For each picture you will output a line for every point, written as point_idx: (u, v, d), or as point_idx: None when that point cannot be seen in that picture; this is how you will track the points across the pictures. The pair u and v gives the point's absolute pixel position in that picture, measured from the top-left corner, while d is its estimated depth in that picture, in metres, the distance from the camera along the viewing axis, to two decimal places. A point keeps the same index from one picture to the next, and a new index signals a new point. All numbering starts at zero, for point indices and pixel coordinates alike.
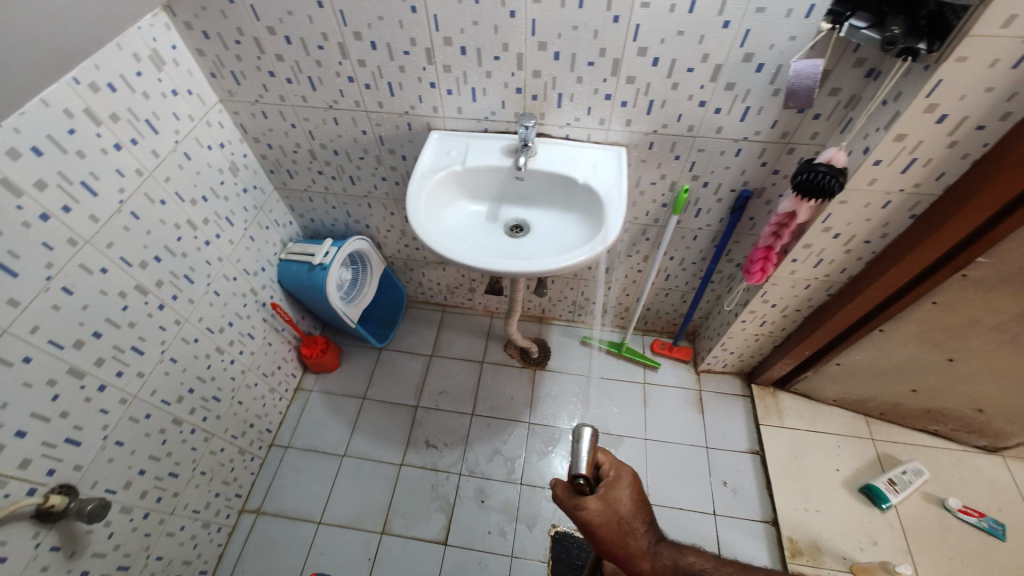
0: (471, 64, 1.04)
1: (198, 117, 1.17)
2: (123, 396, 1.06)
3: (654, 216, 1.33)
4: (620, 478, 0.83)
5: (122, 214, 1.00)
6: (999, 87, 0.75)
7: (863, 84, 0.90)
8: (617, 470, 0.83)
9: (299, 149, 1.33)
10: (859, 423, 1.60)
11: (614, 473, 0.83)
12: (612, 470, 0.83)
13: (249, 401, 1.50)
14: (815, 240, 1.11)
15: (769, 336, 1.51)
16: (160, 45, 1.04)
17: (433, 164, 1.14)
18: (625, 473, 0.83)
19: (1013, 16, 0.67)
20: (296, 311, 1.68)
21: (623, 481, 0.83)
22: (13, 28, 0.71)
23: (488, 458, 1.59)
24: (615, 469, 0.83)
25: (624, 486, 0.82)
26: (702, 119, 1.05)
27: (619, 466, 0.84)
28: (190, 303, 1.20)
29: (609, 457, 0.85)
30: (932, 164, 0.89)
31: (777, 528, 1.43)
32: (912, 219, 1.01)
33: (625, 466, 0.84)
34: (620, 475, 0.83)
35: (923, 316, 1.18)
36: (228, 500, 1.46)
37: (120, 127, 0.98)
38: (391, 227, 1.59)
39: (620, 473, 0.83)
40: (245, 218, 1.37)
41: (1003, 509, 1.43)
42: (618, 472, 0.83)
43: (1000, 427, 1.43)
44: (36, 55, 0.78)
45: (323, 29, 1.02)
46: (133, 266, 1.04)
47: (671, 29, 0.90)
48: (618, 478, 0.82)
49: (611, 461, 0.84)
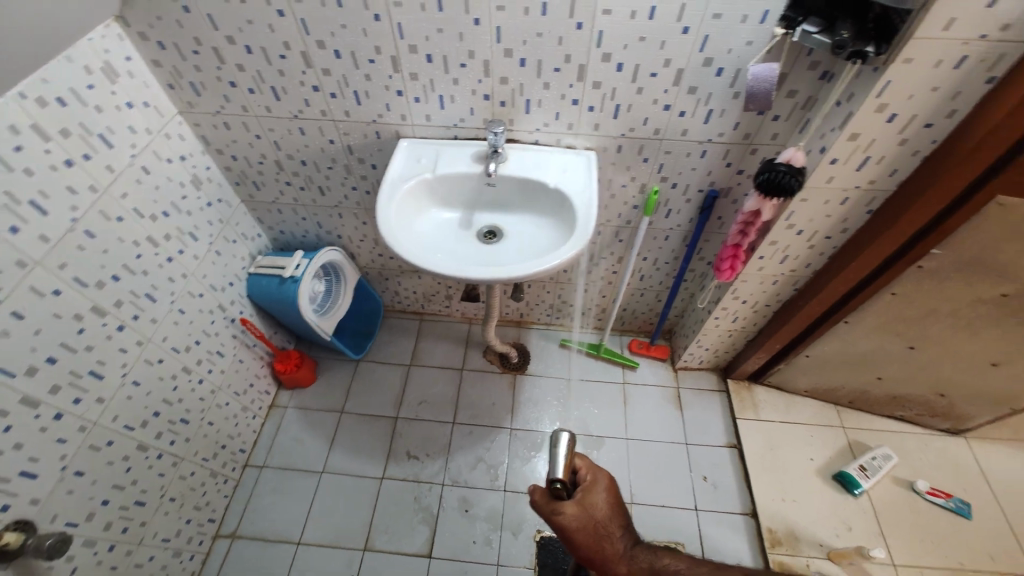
0: (438, 72, 1.04)
1: (156, 130, 1.13)
2: (82, 424, 1.01)
3: (626, 217, 1.35)
4: (596, 482, 0.85)
5: (75, 233, 0.95)
6: (943, 87, 0.79)
7: (818, 86, 0.93)
8: (594, 474, 0.86)
9: (264, 160, 1.30)
10: (830, 413, 1.65)
11: (591, 477, 0.86)
12: (589, 474, 0.86)
13: (220, 421, 1.45)
14: (780, 237, 1.14)
15: (742, 331, 1.54)
16: (112, 57, 1.00)
17: (402, 173, 1.12)
18: (602, 477, 0.86)
19: (951, 20, 0.70)
20: (267, 326, 1.63)
21: (599, 486, 0.85)
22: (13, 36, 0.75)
23: (471, 467, 1.58)
24: (592, 473, 0.86)
25: (601, 490, 0.84)
26: (668, 123, 1.07)
27: (596, 471, 0.86)
28: (153, 324, 1.16)
29: (586, 462, 0.88)
30: (886, 161, 0.93)
31: (757, 519, 1.46)
32: (870, 214, 1.05)
33: (601, 470, 0.86)
34: (597, 480, 0.85)
35: (884, 307, 1.22)
36: (201, 525, 1.41)
37: (72, 143, 0.94)
38: (364, 237, 1.57)
39: (597, 476, 0.86)
40: (210, 233, 1.33)
41: (967, 489, 1.50)
42: (594, 476, 0.86)
43: (961, 410, 1.49)
44: (30, 58, 0.82)
45: (285, 38, 1.00)
46: (89, 286, 0.99)
47: (633, 35, 0.92)
48: (595, 482, 0.85)
49: (588, 466, 0.87)
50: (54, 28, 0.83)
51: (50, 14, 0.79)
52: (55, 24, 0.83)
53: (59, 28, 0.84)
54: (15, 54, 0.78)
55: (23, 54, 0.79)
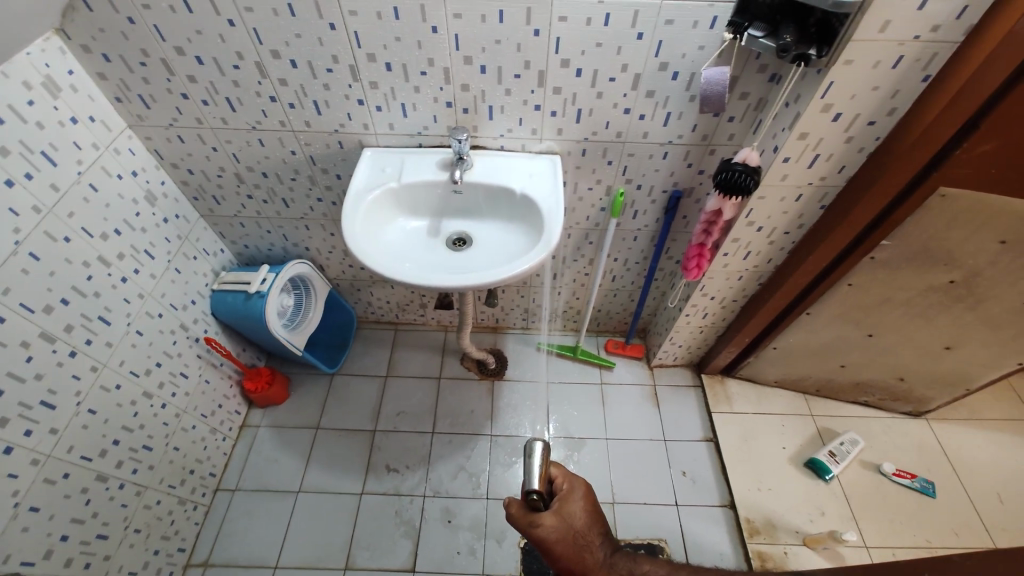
0: (398, 81, 1.03)
1: (103, 145, 1.08)
2: (33, 457, 0.95)
3: (595, 219, 1.36)
4: (573, 491, 0.86)
5: (18, 255, 0.91)
6: (883, 86, 0.83)
7: (768, 87, 0.97)
8: (570, 483, 0.88)
9: (223, 173, 1.27)
10: (800, 402, 1.70)
11: (568, 486, 0.87)
12: (566, 484, 0.87)
13: (187, 445, 1.40)
14: (741, 234, 1.17)
15: (712, 326, 1.57)
16: (54, 71, 0.96)
17: (367, 182, 1.11)
18: (578, 486, 0.87)
19: (886, 22, 0.74)
20: (235, 344, 1.58)
21: (576, 494, 0.86)
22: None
23: (452, 476, 1.56)
24: (568, 482, 0.88)
25: (578, 499, 0.86)
26: (629, 126, 1.09)
27: (572, 480, 0.88)
28: (109, 347, 1.11)
29: (562, 471, 0.89)
30: (834, 158, 0.96)
31: (735, 510, 1.49)
32: (824, 209, 1.09)
33: (577, 479, 0.88)
34: (573, 489, 0.87)
35: (843, 298, 1.27)
36: (170, 555, 1.35)
37: (12, 161, 0.89)
38: (332, 248, 1.54)
39: (573, 485, 0.87)
40: (167, 250, 1.28)
41: (930, 468, 1.56)
42: (571, 484, 0.87)
43: (920, 392, 1.56)
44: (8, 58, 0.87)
45: (238, 48, 0.98)
46: (37, 311, 0.95)
47: (590, 41, 0.93)
48: (572, 491, 0.86)
49: (564, 475, 0.89)
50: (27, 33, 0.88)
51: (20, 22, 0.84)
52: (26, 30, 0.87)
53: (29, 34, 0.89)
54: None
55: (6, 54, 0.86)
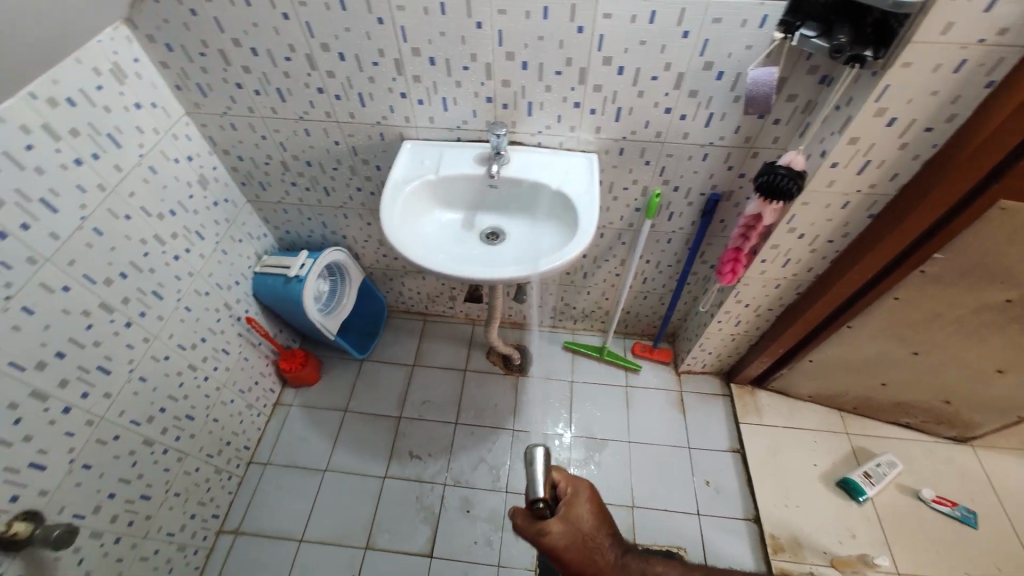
0: (441, 75, 1.05)
1: (163, 130, 1.15)
2: (89, 417, 1.03)
3: (629, 220, 1.35)
4: (578, 495, 0.82)
5: (84, 230, 0.98)
6: (943, 91, 0.79)
7: (817, 90, 0.93)
8: (574, 487, 0.83)
9: (270, 160, 1.32)
10: (834, 418, 1.64)
11: (572, 490, 0.83)
12: (569, 488, 0.83)
13: (225, 417, 1.47)
14: (781, 240, 1.14)
15: (744, 335, 1.53)
16: (121, 59, 1.03)
17: (406, 174, 1.14)
18: (583, 489, 0.83)
19: (949, 24, 0.70)
20: (273, 325, 1.65)
21: (582, 498, 0.82)
22: (67, 32, 0.87)
23: (473, 467, 1.58)
24: (572, 486, 0.83)
25: (584, 502, 0.82)
26: (669, 126, 1.08)
27: (576, 484, 0.83)
28: (160, 320, 1.18)
29: (565, 475, 0.85)
30: (886, 165, 0.92)
31: (759, 525, 1.45)
32: (871, 218, 1.05)
33: (582, 482, 0.83)
34: (578, 492, 0.82)
35: (888, 311, 1.21)
36: (205, 521, 1.43)
37: (81, 142, 0.96)
38: (368, 237, 1.58)
39: (578, 489, 0.83)
40: (216, 232, 1.35)
41: (974, 498, 1.48)
42: (575, 488, 0.83)
43: (967, 417, 1.48)
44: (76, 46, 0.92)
45: (291, 41, 1.02)
46: (98, 283, 1.02)
47: (633, 39, 0.92)
48: (577, 496, 0.82)
49: (566, 479, 0.84)
50: (94, 23, 0.93)
51: (89, 13, 0.89)
52: (94, 21, 0.93)
53: (96, 25, 0.95)
54: (68, 42, 0.89)
55: (74, 44, 0.91)
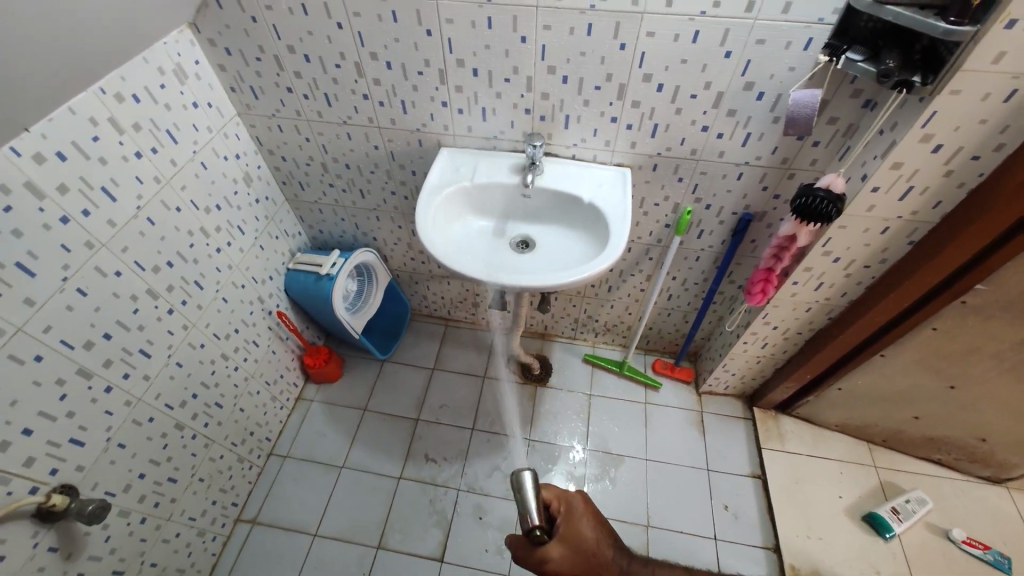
0: (482, 86, 1.08)
1: (216, 128, 1.21)
2: (128, 398, 1.07)
3: (658, 235, 1.35)
4: (573, 510, 0.79)
5: (138, 219, 1.03)
6: (992, 120, 0.77)
7: (860, 113, 0.93)
8: (568, 502, 0.79)
9: (312, 162, 1.37)
10: (861, 450, 1.59)
11: (567, 506, 0.79)
12: (563, 505, 0.79)
13: (251, 408, 1.51)
14: (815, 263, 1.12)
15: (770, 358, 1.51)
16: (184, 60, 1.09)
17: (442, 179, 1.17)
18: (577, 502, 0.79)
19: (1002, 53, 0.70)
20: (300, 320, 1.70)
21: (577, 512, 0.79)
22: (137, 33, 0.92)
23: (486, 475, 1.59)
24: (565, 502, 0.79)
25: (581, 516, 0.79)
26: (705, 144, 1.08)
27: (569, 499, 0.80)
28: (199, 309, 1.23)
29: (556, 492, 0.80)
30: (929, 192, 0.91)
31: (778, 554, 1.41)
32: (911, 246, 1.03)
33: (574, 496, 0.80)
34: (572, 507, 0.79)
35: (923, 341, 1.19)
36: (225, 508, 1.46)
37: (142, 136, 1.02)
38: (398, 240, 1.62)
39: (571, 505, 0.79)
40: (256, 227, 1.40)
41: (1008, 542, 1.41)
42: (569, 505, 0.79)
43: (1004, 457, 1.42)
44: (144, 45, 0.98)
45: (342, 49, 1.06)
46: (147, 270, 1.07)
47: (675, 57, 0.94)
48: (573, 510, 0.79)
49: (558, 495, 0.80)
50: (159, 27, 0.99)
51: (156, 16, 0.95)
52: (160, 25, 0.98)
53: (163, 28, 1.00)
54: (137, 41, 0.94)
55: (141, 45, 0.97)
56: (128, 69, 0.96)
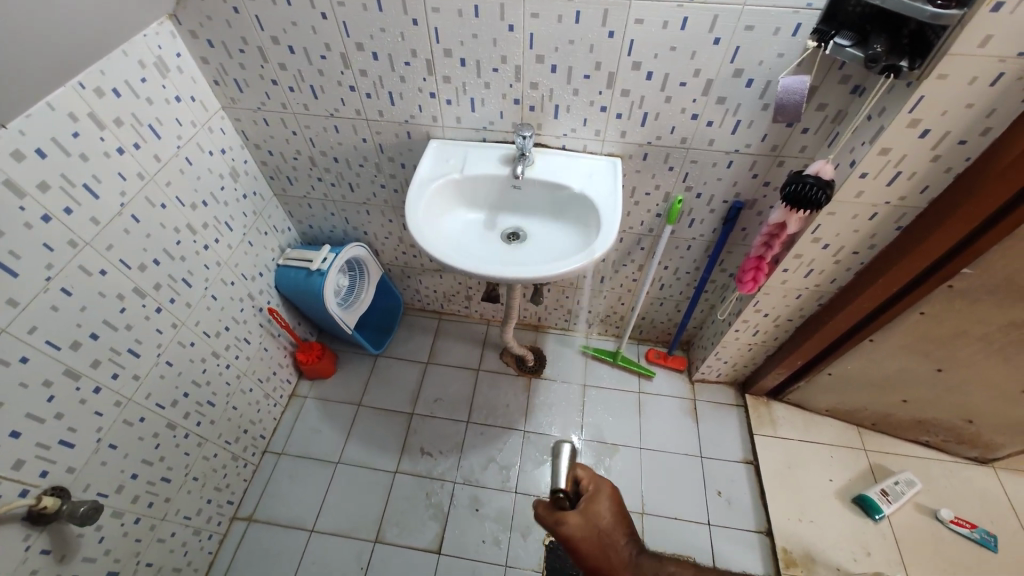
0: (470, 76, 1.07)
1: (200, 123, 1.19)
2: (117, 398, 1.05)
3: (649, 225, 1.35)
4: (599, 490, 0.77)
5: (122, 217, 1.01)
6: (979, 104, 0.78)
7: (848, 99, 0.93)
8: (597, 483, 0.78)
9: (299, 156, 1.35)
10: (852, 434, 1.62)
11: (594, 486, 0.77)
12: (591, 484, 0.78)
13: (244, 405, 1.50)
14: (805, 250, 1.13)
15: (762, 345, 1.52)
16: (165, 53, 1.06)
17: (431, 171, 1.16)
18: (604, 484, 0.77)
19: (989, 36, 0.70)
20: (292, 317, 1.68)
21: (603, 494, 0.77)
22: (116, 25, 0.90)
23: (482, 466, 1.59)
24: (594, 483, 0.78)
25: (605, 499, 0.76)
26: (695, 132, 1.08)
27: (599, 481, 0.78)
28: (188, 307, 1.21)
29: (589, 472, 0.78)
30: (917, 176, 0.91)
31: (771, 538, 1.43)
32: (899, 231, 1.04)
33: (604, 479, 0.78)
34: (600, 488, 0.77)
35: (911, 326, 1.20)
36: (220, 506, 1.45)
37: (124, 132, 0.99)
38: (389, 234, 1.60)
39: (600, 485, 0.77)
40: (244, 223, 1.38)
41: (994, 520, 1.44)
42: (597, 485, 0.77)
43: (990, 438, 1.45)
44: (123, 38, 0.95)
45: (327, 39, 1.05)
46: (132, 268, 1.05)
47: (664, 45, 0.93)
48: (598, 491, 0.77)
49: (590, 476, 0.78)
50: (138, 19, 0.96)
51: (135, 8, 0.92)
52: (139, 17, 0.96)
53: (142, 21, 0.98)
54: (117, 33, 0.92)
55: (122, 36, 0.94)
56: (107, 62, 0.94)
